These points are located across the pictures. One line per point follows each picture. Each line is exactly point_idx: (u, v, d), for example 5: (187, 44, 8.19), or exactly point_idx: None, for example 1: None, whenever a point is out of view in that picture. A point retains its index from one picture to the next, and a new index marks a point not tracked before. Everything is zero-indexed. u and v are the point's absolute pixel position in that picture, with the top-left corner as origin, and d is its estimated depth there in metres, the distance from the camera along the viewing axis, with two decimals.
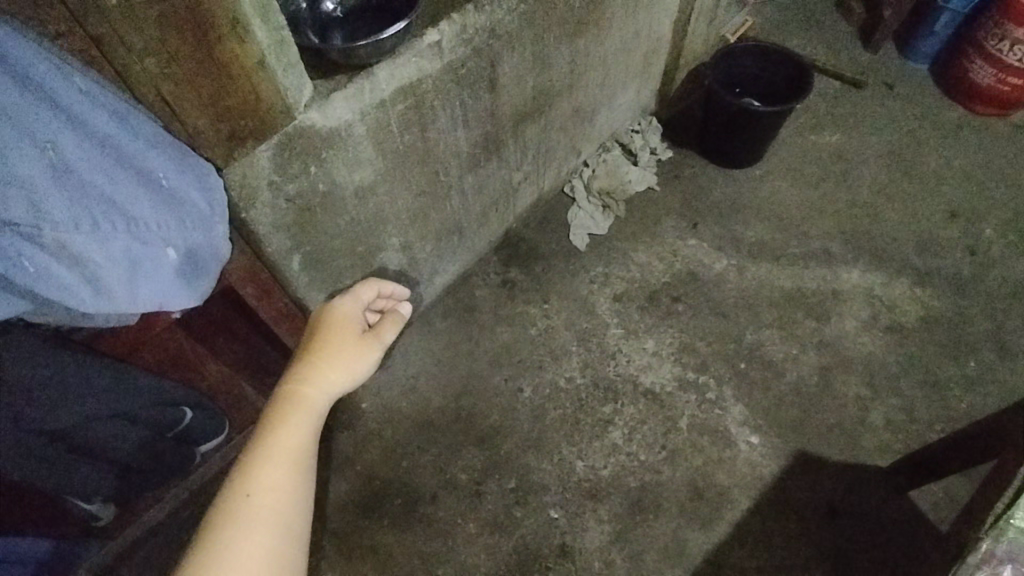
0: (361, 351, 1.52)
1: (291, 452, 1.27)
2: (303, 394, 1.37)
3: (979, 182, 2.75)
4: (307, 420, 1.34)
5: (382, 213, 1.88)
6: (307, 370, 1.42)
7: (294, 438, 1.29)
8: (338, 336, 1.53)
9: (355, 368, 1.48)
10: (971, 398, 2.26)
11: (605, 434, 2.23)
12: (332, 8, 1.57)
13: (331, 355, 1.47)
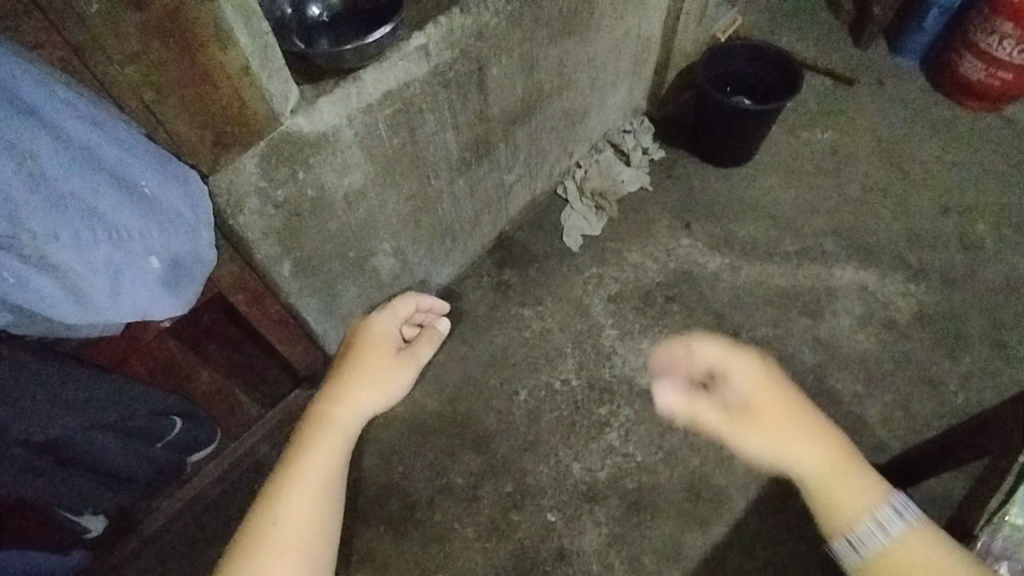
0: (397, 369, 1.45)
1: (322, 478, 1.23)
2: (336, 414, 1.31)
3: (971, 177, 2.75)
4: (340, 443, 1.28)
5: (373, 218, 1.88)
6: (341, 389, 1.36)
7: (325, 463, 1.25)
8: (373, 352, 1.47)
9: (389, 387, 1.41)
10: (966, 393, 2.26)
11: (601, 436, 2.22)
12: (317, 13, 1.56)
13: (366, 373, 1.40)
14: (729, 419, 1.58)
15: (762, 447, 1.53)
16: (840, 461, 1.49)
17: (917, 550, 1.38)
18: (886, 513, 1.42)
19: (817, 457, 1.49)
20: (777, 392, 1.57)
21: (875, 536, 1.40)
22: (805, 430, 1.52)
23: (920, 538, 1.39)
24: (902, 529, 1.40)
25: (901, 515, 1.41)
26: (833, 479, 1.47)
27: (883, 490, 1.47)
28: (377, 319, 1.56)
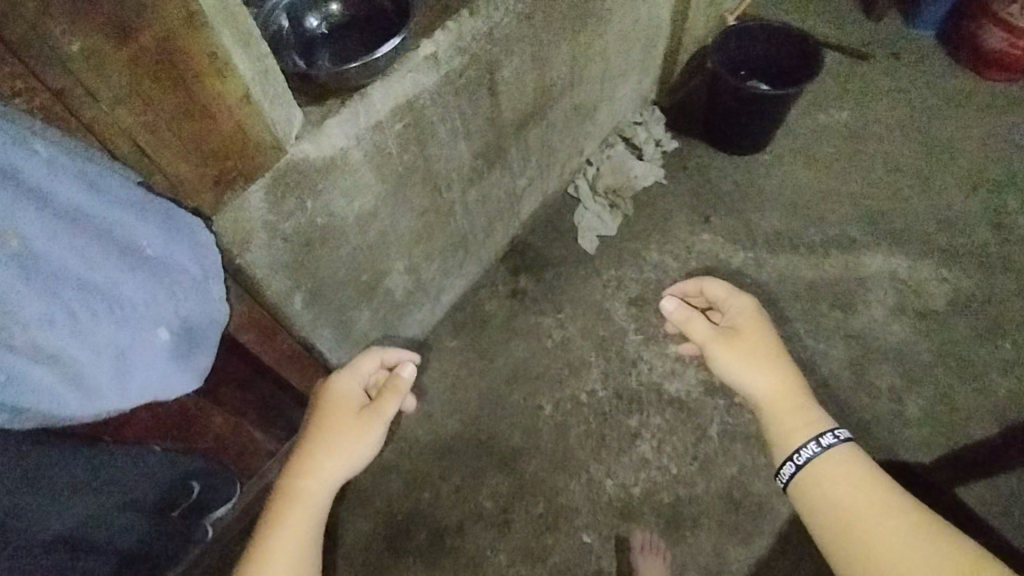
0: (357, 433, 1.43)
1: (284, 552, 1.31)
2: (296, 487, 1.37)
3: (998, 152, 2.64)
4: (300, 523, 1.34)
5: (385, 239, 1.77)
6: (306, 461, 1.41)
7: (287, 539, 1.32)
8: (334, 417, 1.46)
9: (351, 454, 1.42)
10: (1009, 383, 2.17)
11: (632, 449, 2.14)
12: (316, 24, 1.49)
13: (326, 444, 1.42)
14: (716, 335, 1.47)
15: (729, 362, 1.44)
16: (803, 392, 1.38)
17: (834, 462, 1.28)
18: (814, 442, 1.31)
19: (767, 390, 1.39)
20: (759, 325, 1.47)
21: (807, 452, 1.31)
22: (768, 356, 1.43)
23: (838, 455, 1.29)
24: (809, 449, 1.31)
25: (823, 441, 1.30)
26: (783, 409, 1.36)
27: (815, 420, 1.34)
28: (340, 378, 1.53)
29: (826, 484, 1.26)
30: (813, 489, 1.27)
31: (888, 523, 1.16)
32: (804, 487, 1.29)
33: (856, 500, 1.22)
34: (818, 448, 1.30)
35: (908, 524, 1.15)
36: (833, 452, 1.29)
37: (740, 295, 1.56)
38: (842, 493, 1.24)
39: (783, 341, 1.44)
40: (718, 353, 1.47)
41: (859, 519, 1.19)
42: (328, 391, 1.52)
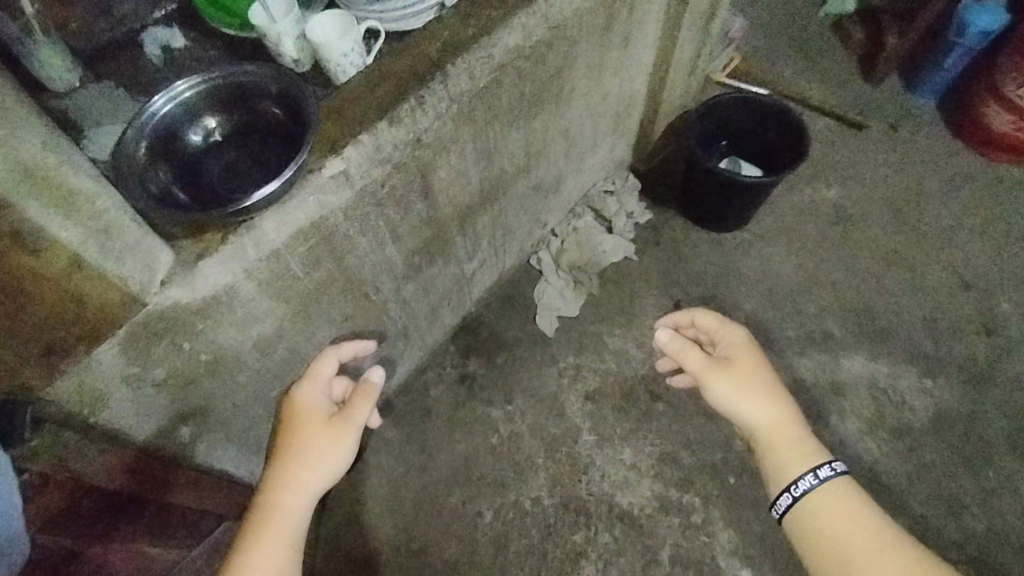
0: (333, 440, 1.39)
1: (264, 572, 1.25)
2: (272, 504, 1.31)
3: (994, 245, 2.45)
4: (281, 539, 1.28)
5: (297, 353, 1.57)
6: (280, 479, 1.34)
7: (266, 559, 1.25)
8: (303, 428, 1.40)
9: (326, 464, 1.36)
10: (990, 517, 2.00)
11: (575, 570, 1.97)
12: (198, 138, 1.24)
13: (300, 456, 1.36)
14: (713, 364, 1.61)
15: (726, 396, 1.59)
16: (802, 426, 1.54)
17: (824, 497, 1.41)
18: (813, 474, 1.44)
19: (769, 422, 1.54)
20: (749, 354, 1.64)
21: (797, 486, 1.45)
22: (768, 391, 1.58)
23: (835, 488, 1.42)
24: (807, 483, 1.44)
25: (818, 475, 1.44)
26: (782, 440, 1.50)
27: (822, 456, 1.47)
28: (304, 387, 1.47)
29: (814, 523, 1.39)
30: (809, 528, 1.40)
31: (874, 560, 1.30)
32: (803, 525, 1.41)
33: (851, 541, 1.34)
34: (805, 483, 1.44)
35: (901, 563, 1.29)
36: (830, 484, 1.43)
37: (734, 330, 1.72)
38: (842, 522, 1.37)
39: (777, 372, 1.61)
40: (715, 379, 1.60)
41: (834, 553, 1.34)
42: (292, 404, 1.44)
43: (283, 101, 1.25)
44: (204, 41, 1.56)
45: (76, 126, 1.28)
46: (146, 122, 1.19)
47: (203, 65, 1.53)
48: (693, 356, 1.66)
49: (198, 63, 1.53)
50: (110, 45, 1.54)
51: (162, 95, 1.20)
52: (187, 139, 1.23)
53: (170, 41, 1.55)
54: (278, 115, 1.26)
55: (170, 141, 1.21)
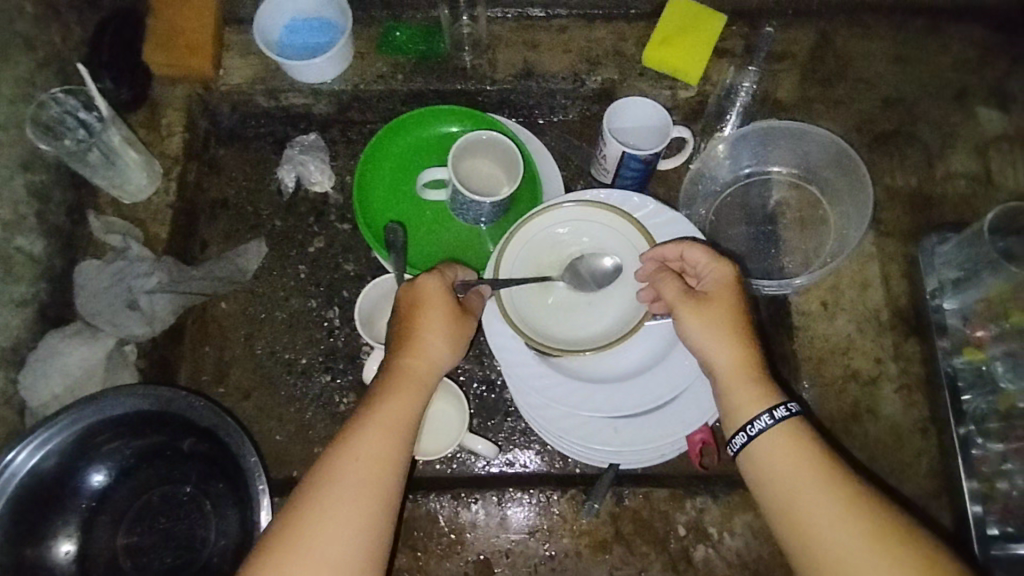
0: (459, 322, 0.75)
1: (384, 447, 0.67)
2: (375, 426, 0.68)
3: None
4: (404, 406, 0.70)
5: None
6: (395, 378, 0.72)
7: (392, 419, 0.69)
8: (423, 314, 0.74)
9: (457, 334, 0.75)
10: None
11: None
12: (65, 551, 0.80)
13: (419, 338, 0.73)
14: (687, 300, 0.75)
15: (708, 334, 0.73)
16: (754, 353, 0.73)
17: (790, 456, 0.67)
18: (762, 417, 0.69)
19: (731, 359, 0.72)
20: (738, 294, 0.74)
21: (754, 427, 0.69)
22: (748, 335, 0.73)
23: (793, 432, 0.68)
24: (762, 431, 0.68)
25: (774, 413, 0.69)
26: (747, 383, 0.71)
27: (769, 395, 0.71)
28: (430, 272, 0.76)
29: (783, 471, 0.67)
30: (765, 471, 0.68)
31: (821, 502, 0.64)
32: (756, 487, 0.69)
33: (808, 474, 0.66)
34: (760, 427, 0.69)
35: (837, 495, 0.64)
36: (784, 432, 0.68)
37: (721, 262, 0.76)
38: (796, 471, 0.66)
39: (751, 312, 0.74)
40: (692, 329, 0.74)
41: (797, 498, 0.65)
42: (403, 301, 0.76)
43: (230, 487, 0.83)
44: (343, 215, 1.09)
45: (71, 308, 0.92)
46: (13, 477, 0.75)
47: (311, 252, 1.06)
48: (674, 295, 0.76)
49: (310, 243, 1.07)
50: (249, 136, 1.12)
51: (48, 434, 0.76)
52: (55, 539, 0.79)
53: (310, 184, 1.09)
54: (228, 497, 0.84)
55: (55, 491, 0.79)
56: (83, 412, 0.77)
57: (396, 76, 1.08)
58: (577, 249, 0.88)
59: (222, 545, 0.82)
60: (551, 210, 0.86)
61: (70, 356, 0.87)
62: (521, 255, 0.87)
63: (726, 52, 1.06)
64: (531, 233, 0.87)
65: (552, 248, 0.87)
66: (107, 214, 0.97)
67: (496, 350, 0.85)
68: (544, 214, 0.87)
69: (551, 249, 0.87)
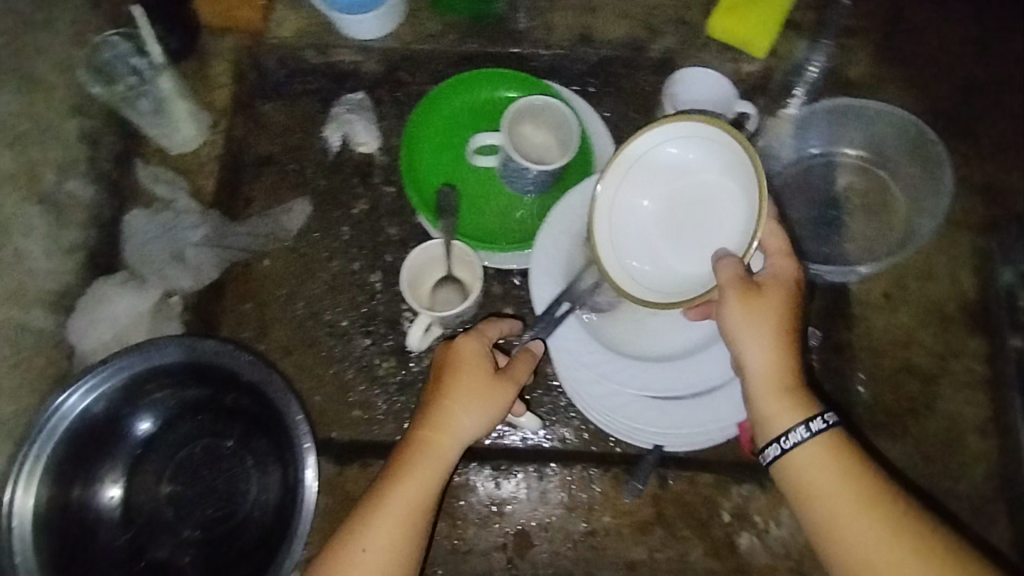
0: (493, 399, 0.74)
1: (397, 532, 0.71)
2: (394, 504, 0.71)
3: None
4: (424, 480, 0.72)
5: None
6: (414, 452, 0.73)
7: (413, 494, 0.71)
8: (454, 382, 0.74)
9: (490, 408, 0.74)
10: None
11: None
12: (110, 497, 0.81)
13: (445, 410, 0.74)
14: (740, 287, 0.67)
15: (737, 327, 0.68)
16: (793, 361, 0.68)
17: (828, 476, 0.64)
18: (798, 430, 0.66)
19: (764, 363, 0.68)
20: (790, 304, 0.68)
21: (789, 440, 0.66)
22: (788, 342, 0.68)
23: (832, 448, 0.65)
24: (797, 445, 0.66)
25: (809, 427, 0.66)
26: (777, 392, 0.67)
27: (806, 405, 0.67)
28: (468, 334, 0.77)
29: (826, 490, 0.64)
30: (794, 488, 0.66)
31: (862, 524, 0.62)
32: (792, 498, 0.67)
33: (849, 500, 0.63)
34: (796, 440, 0.66)
35: (872, 506, 0.62)
36: (820, 450, 0.66)
37: (786, 262, 0.71)
38: (837, 495, 0.64)
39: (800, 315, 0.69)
40: (728, 317, 0.68)
41: (838, 518, 0.63)
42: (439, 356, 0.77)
43: (273, 445, 0.83)
44: (388, 178, 1.07)
45: (118, 257, 0.90)
46: (62, 421, 0.76)
47: (355, 214, 1.04)
48: (729, 275, 0.67)
49: (354, 205, 1.05)
50: (293, 93, 1.08)
51: (101, 378, 0.77)
52: (102, 483, 0.80)
53: (356, 144, 1.07)
54: (271, 455, 0.83)
55: (104, 436, 0.80)
56: (135, 358, 0.78)
57: (447, 35, 1.06)
58: (695, 200, 0.73)
59: (263, 501, 0.82)
60: (761, 221, 0.67)
61: (118, 304, 0.87)
62: (701, 159, 0.72)
63: (796, 24, 1.01)
64: (740, 191, 0.70)
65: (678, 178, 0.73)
66: (154, 163, 0.96)
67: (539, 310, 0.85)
68: (755, 198, 0.68)
69: (627, 187, 0.74)
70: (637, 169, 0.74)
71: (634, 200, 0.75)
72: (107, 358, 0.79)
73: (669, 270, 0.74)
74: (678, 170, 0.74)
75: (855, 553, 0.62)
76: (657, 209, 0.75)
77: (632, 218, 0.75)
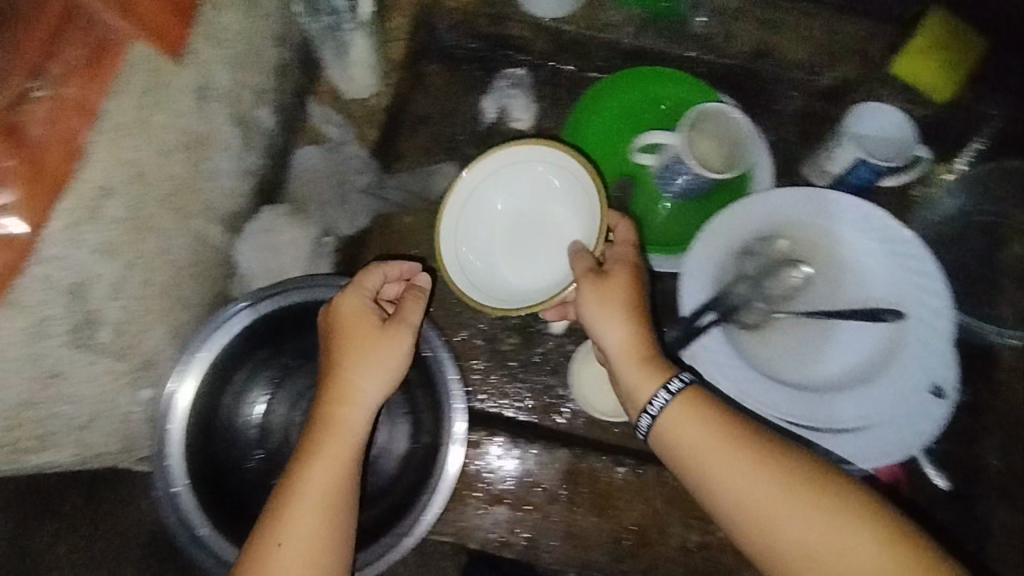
0: (385, 346, 0.70)
1: (316, 522, 0.64)
2: (311, 474, 0.65)
3: None
4: (337, 450, 0.67)
5: None
6: (317, 427, 0.68)
7: (330, 462, 0.66)
8: (342, 337, 0.70)
9: (383, 347, 0.69)
10: None
11: None
12: (253, 413, 0.83)
13: (340, 363, 0.69)
14: (591, 275, 0.72)
15: (598, 318, 0.72)
16: (649, 343, 0.72)
17: (695, 428, 0.67)
18: (660, 394, 0.68)
19: (620, 340, 0.71)
20: (638, 290, 0.72)
21: (653, 406, 0.69)
22: (637, 320, 0.72)
23: (692, 400, 0.68)
24: (661, 409, 0.68)
25: (669, 389, 0.68)
26: (636, 365, 0.71)
27: (661, 369, 0.70)
28: (346, 289, 0.72)
29: (743, 483, 0.64)
30: (690, 476, 0.67)
31: (791, 505, 0.62)
32: (714, 496, 0.65)
33: (769, 485, 0.63)
34: (660, 404, 0.68)
35: (753, 465, 0.64)
36: (682, 403, 0.68)
37: (631, 243, 0.76)
38: (751, 474, 0.64)
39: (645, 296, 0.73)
40: (585, 304, 0.72)
41: (761, 505, 0.63)
42: (324, 318, 0.72)
43: (412, 396, 0.84)
44: None
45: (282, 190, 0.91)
46: (230, 331, 0.78)
47: None
48: (582, 267, 0.72)
49: None
50: (457, 58, 1.09)
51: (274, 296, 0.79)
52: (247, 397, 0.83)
53: (511, 119, 1.07)
54: (408, 405, 0.85)
55: (258, 352, 0.83)
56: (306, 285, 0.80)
57: (626, 28, 1.04)
58: (535, 221, 0.81)
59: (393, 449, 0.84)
60: (602, 211, 0.74)
61: (282, 235, 0.88)
62: (552, 178, 0.80)
63: (983, 76, 0.99)
64: (573, 213, 0.79)
65: (519, 200, 0.81)
66: (326, 104, 0.99)
67: (687, 313, 0.87)
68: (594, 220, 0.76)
69: (488, 210, 0.81)
70: (489, 188, 0.80)
71: (490, 199, 0.81)
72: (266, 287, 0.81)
73: (508, 279, 0.80)
74: (539, 192, 0.81)
75: (749, 517, 0.63)
76: (505, 216, 0.81)
77: (484, 212, 0.81)
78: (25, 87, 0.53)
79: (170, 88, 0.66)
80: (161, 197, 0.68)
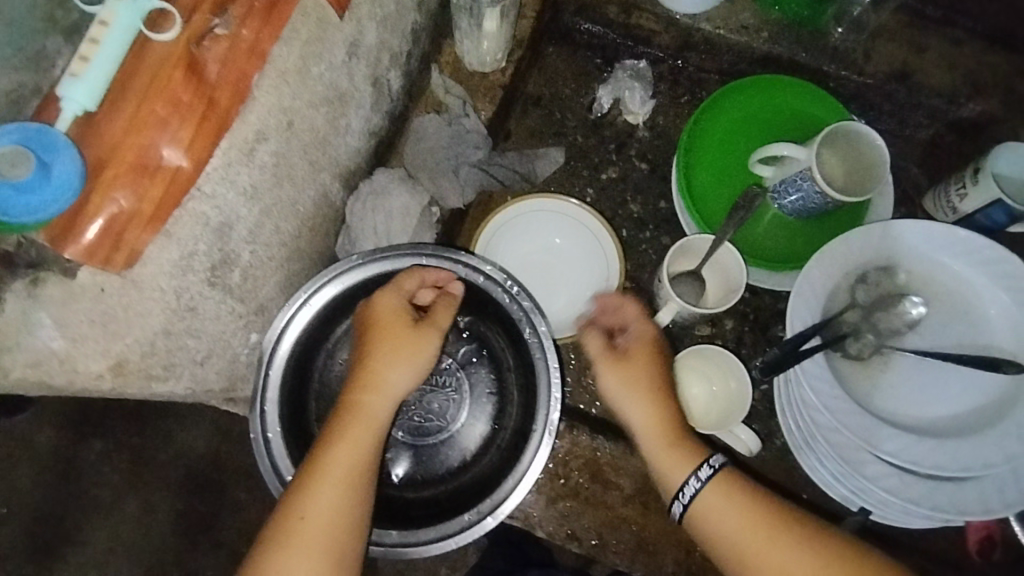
0: (415, 344, 0.71)
1: (338, 501, 0.65)
2: (334, 456, 0.66)
3: None
4: (360, 436, 0.68)
5: None
6: (344, 414, 0.69)
7: (354, 445, 0.67)
8: (373, 332, 0.71)
9: (410, 347, 0.70)
10: None
11: None
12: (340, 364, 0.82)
13: (371, 357, 0.70)
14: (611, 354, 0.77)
15: (618, 393, 0.76)
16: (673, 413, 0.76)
17: (732, 516, 0.69)
18: (692, 480, 0.71)
19: (647, 418, 0.75)
20: (658, 358, 0.77)
21: (685, 494, 0.72)
22: (661, 397, 0.76)
23: (724, 487, 0.71)
24: (695, 495, 0.71)
25: (700, 476, 0.72)
26: (664, 444, 0.74)
27: (693, 451, 0.74)
28: (383, 288, 0.73)
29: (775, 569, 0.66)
30: (713, 547, 0.70)
31: None
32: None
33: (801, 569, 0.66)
34: (692, 491, 0.71)
35: (786, 547, 0.67)
36: (714, 487, 0.71)
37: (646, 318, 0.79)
38: (783, 562, 0.66)
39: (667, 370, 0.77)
40: (606, 383, 0.76)
41: None
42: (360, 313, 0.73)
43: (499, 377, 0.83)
44: (645, 154, 1.05)
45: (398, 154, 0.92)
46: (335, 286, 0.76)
47: (603, 179, 1.04)
48: (599, 347, 0.78)
49: (604, 169, 1.04)
50: (579, 42, 1.08)
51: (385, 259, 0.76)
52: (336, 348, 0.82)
53: (625, 111, 1.05)
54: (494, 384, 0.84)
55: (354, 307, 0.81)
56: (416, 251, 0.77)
57: (760, 32, 0.99)
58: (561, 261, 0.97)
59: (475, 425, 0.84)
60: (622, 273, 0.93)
61: (394, 199, 0.87)
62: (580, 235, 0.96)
63: None
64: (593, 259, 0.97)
65: (550, 238, 0.97)
66: (446, 73, 0.98)
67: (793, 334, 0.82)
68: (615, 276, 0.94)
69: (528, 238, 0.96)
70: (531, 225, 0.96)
71: (530, 233, 0.96)
72: (373, 248, 0.78)
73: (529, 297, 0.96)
74: (570, 241, 0.97)
75: None
76: (541, 248, 0.96)
77: (525, 241, 0.96)
78: (208, 23, 0.53)
79: (324, 41, 0.66)
80: (301, 146, 0.70)
